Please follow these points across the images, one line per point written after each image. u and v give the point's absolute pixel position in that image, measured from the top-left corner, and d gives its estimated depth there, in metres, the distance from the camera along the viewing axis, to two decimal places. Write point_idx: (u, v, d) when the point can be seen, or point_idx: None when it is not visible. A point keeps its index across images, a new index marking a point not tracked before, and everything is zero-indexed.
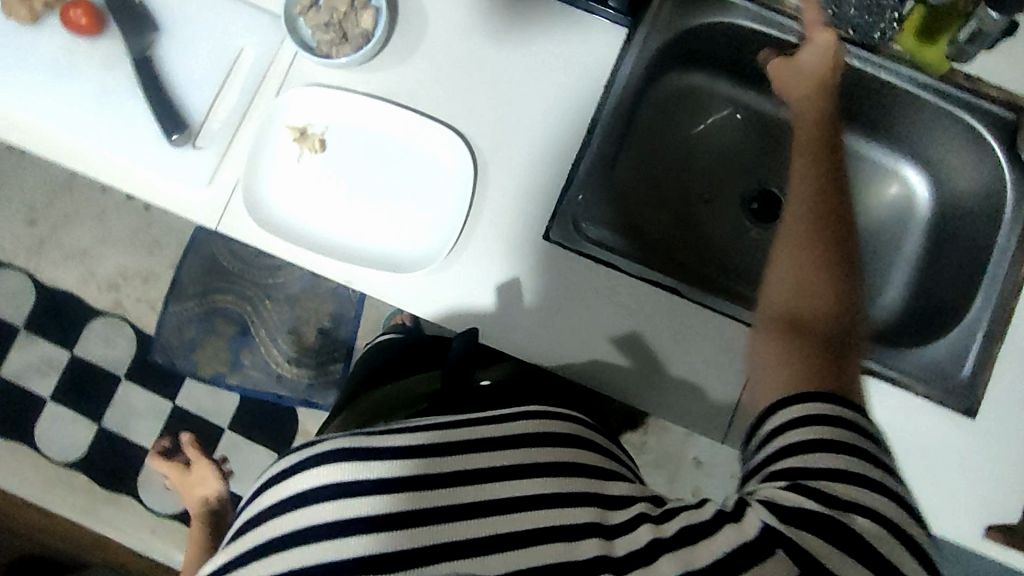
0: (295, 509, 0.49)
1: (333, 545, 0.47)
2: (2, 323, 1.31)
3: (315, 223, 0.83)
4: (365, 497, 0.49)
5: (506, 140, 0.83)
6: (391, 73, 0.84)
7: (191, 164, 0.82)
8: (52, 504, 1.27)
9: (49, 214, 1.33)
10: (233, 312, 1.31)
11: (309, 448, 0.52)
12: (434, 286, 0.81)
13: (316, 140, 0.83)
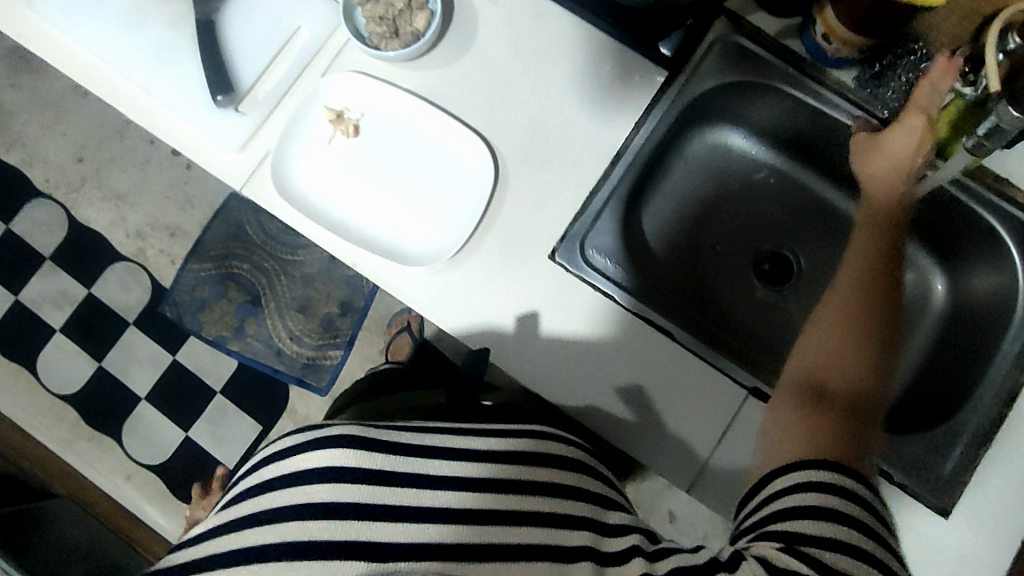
0: (296, 488, 0.50)
1: (329, 525, 0.48)
2: (32, 250, 1.35)
3: (319, 194, 0.71)
4: (368, 486, 0.50)
5: (548, 146, 0.70)
6: (442, 73, 0.71)
7: (221, 127, 0.70)
8: (38, 432, 1.30)
9: (96, 154, 1.37)
10: (248, 280, 1.32)
11: (315, 431, 0.53)
12: (420, 290, 0.70)
13: (350, 125, 0.70)
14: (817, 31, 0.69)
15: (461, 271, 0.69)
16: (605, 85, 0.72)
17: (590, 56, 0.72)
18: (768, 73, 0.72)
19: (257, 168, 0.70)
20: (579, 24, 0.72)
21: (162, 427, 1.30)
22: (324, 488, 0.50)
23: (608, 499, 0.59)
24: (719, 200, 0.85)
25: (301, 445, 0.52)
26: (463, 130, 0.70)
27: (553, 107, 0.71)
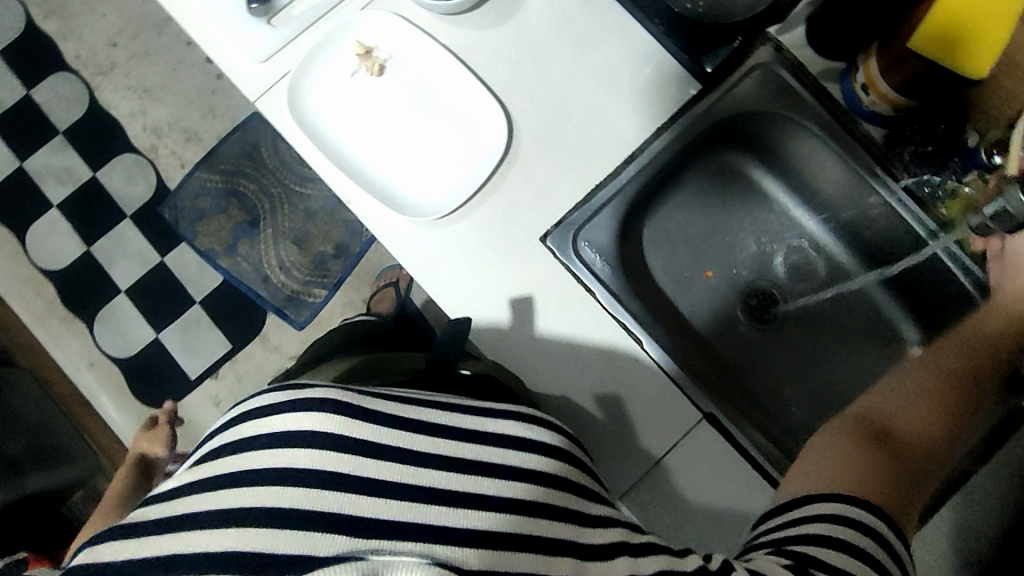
0: (280, 450, 0.51)
1: (310, 495, 0.49)
2: (46, 121, 1.34)
3: (333, 126, 0.70)
4: (350, 457, 0.51)
5: (566, 134, 0.70)
6: (479, 35, 0.70)
7: (250, 35, 0.69)
8: (14, 300, 1.30)
9: (130, 42, 1.35)
10: (251, 200, 1.31)
11: (297, 392, 0.53)
12: (406, 243, 0.70)
13: (377, 65, 0.70)
14: (857, 80, 0.69)
15: (453, 234, 0.70)
16: (640, 91, 0.71)
17: (632, 56, 0.70)
18: (799, 110, 0.72)
19: (276, 83, 0.70)
20: (630, 23, 0.70)
21: (134, 325, 1.31)
22: (303, 455, 0.51)
23: (584, 485, 0.61)
24: (726, 227, 0.84)
25: (278, 406, 0.53)
26: (484, 94, 0.69)
27: (582, 96, 0.70)
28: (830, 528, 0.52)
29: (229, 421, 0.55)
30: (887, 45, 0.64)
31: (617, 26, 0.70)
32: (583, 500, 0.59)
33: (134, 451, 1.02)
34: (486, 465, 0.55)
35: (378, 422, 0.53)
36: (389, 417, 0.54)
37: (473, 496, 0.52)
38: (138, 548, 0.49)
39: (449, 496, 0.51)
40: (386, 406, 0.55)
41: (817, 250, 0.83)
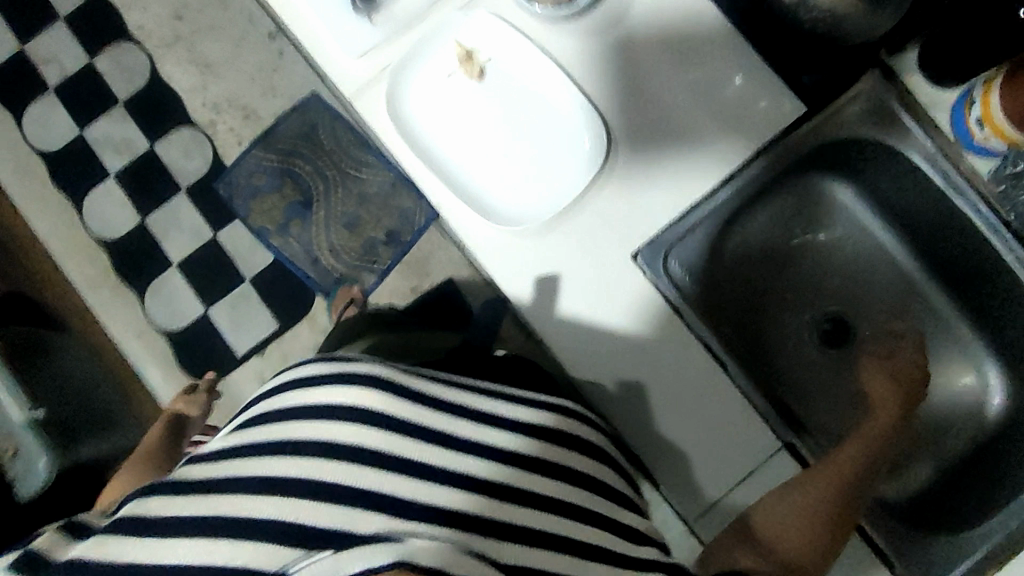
0: (318, 417, 0.54)
1: (343, 470, 0.51)
2: (109, 90, 1.35)
3: (432, 130, 0.73)
4: (381, 429, 0.54)
5: (659, 147, 0.69)
6: (580, 42, 0.70)
7: (350, 30, 0.71)
8: (71, 267, 1.33)
9: (196, 15, 1.36)
10: (306, 182, 1.31)
11: (349, 364, 0.57)
12: (498, 252, 0.71)
13: (477, 68, 0.71)
14: (972, 115, 0.67)
15: (540, 241, 0.71)
16: (739, 108, 0.69)
17: (733, 69, 0.68)
18: (901, 140, 0.71)
19: (373, 81, 0.72)
20: (738, 37, 0.68)
21: (185, 298, 1.32)
22: (340, 430, 0.53)
23: (609, 483, 0.64)
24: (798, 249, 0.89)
25: (327, 377, 0.56)
26: (583, 106, 0.69)
27: (680, 111, 0.69)
28: None
29: (280, 388, 0.59)
30: (1015, 78, 0.62)
31: (721, 39, 0.68)
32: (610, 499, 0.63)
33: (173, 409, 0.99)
34: (521, 457, 0.59)
35: (423, 409, 0.57)
36: (435, 400, 0.58)
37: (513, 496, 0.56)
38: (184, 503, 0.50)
39: (487, 494, 0.54)
40: (424, 384, 0.58)
41: (888, 270, 0.87)
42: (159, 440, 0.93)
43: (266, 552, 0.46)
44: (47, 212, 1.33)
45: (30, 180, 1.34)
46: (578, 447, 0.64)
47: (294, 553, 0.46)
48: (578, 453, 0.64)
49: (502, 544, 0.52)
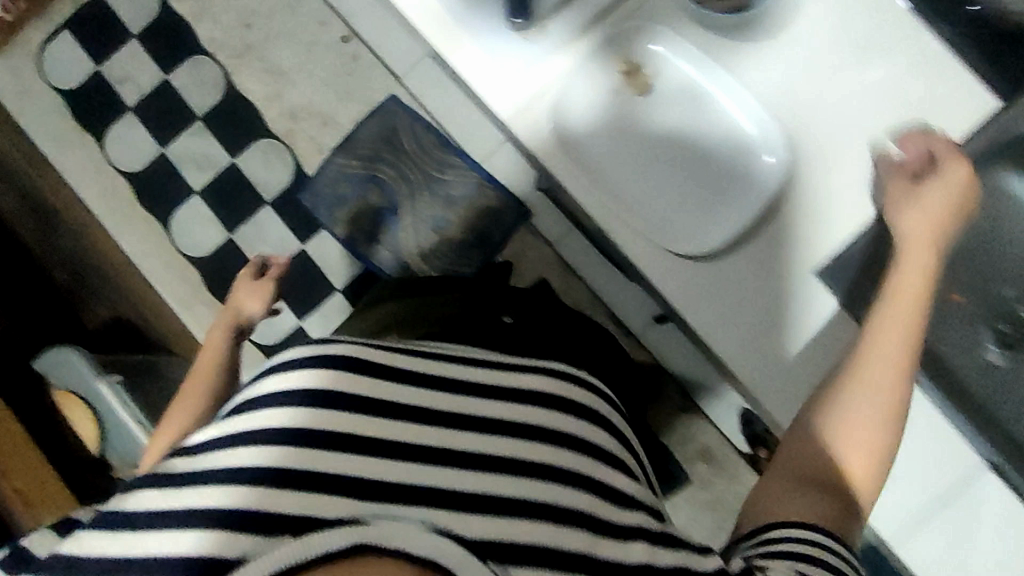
0: (253, 411, 0.50)
1: (261, 452, 0.47)
2: (185, 106, 1.34)
3: (596, 151, 0.72)
4: (312, 407, 0.49)
5: (829, 159, 0.70)
6: (746, 55, 0.72)
7: (511, 54, 0.73)
8: (161, 286, 1.32)
9: (265, 22, 1.33)
10: (391, 187, 1.29)
11: (292, 351, 0.54)
12: (666, 273, 0.72)
13: (643, 83, 0.71)
14: None
15: (716, 266, 0.72)
16: (923, 97, 0.70)
17: (897, 80, 0.70)
18: None
19: (529, 102, 0.73)
20: (907, 44, 0.70)
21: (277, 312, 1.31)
22: (275, 417, 0.49)
23: (620, 434, 0.60)
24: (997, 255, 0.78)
25: (270, 370, 0.53)
26: (767, 116, 0.69)
27: (860, 105, 0.70)
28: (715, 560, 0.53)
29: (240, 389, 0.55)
30: None
31: (881, 49, 0.70)
32: (626, 456, 0.59)
33: (245, 279, 0.84)
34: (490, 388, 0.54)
35: (391, 370, 0.52)
36: (375, 365, 0.52)
37: (475, 444, 0.51)
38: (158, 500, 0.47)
39: (428, 426, 0.51)
40: (400, 360, 0.53)
41: None
42: (247, 312, 0.82)
43: (223, 542, 0.44)
44: (134, 232, 1.33)
45: (114, 201, 1.33)
46: (573, 388, 0.58)
47: (256, 541, 0.44)
48: (591, 410, 0.58)
49: (463, 474, 0.49)
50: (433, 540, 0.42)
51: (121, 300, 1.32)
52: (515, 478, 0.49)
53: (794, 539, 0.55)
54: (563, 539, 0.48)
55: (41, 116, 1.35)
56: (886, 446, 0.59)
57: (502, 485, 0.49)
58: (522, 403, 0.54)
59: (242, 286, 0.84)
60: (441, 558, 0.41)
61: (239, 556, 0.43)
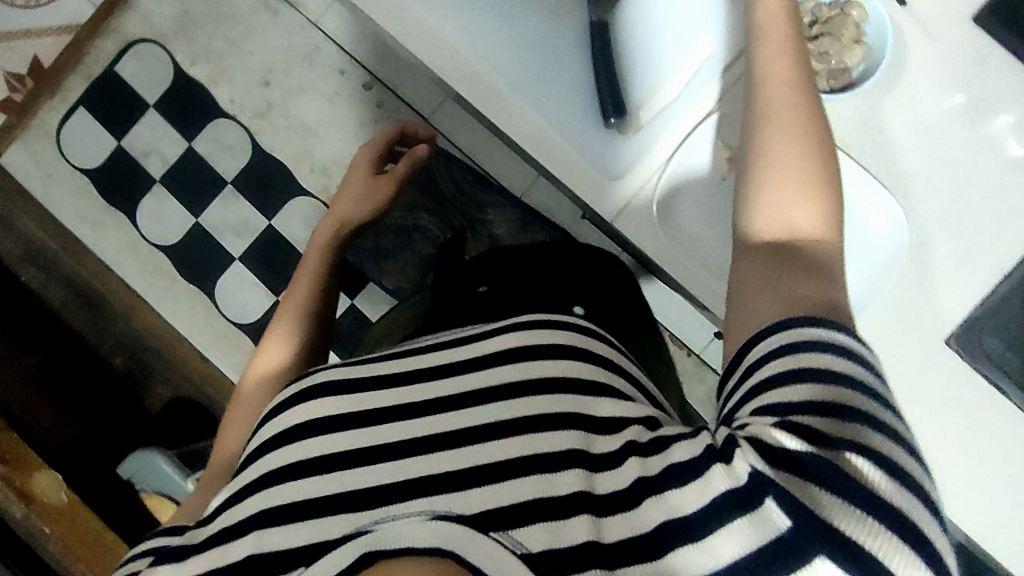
0: (285, 451, 0.53)
1: (294, 487, 0.50)
2: (214, 172, 1.32)
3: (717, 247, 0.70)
4: (340, 431, 0.53)
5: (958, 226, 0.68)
6: (856, 120, 0.68)
7: (602, 151, 0.70)
8: (215, 358, 1.30)
9: (283, 78, 1.30)
10: (433, 232, 1.26)
11: (302, 381, 0.58)
12: None
13: None
14: None
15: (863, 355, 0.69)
16: None
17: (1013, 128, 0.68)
18: None
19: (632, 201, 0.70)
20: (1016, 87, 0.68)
21: None
22: (318, 445, 0.52)
23: (604, 360, 0.61)
24: None
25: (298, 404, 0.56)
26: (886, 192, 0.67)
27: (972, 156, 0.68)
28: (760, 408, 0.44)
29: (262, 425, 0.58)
30: None
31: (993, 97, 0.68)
32: (613, 376, 0.60)
33: (355, 176, 0.85)
34: (452, 374, 0.57)
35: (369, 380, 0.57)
36: (370, 374, 0.57)
37: (456, 404, 0.54)
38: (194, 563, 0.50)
39: (415, 417, 0.53)
40: (367, 369, 0.58)
41: None
42: (349, 216, 0.81)
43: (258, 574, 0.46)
44: (180, 306, 1.31)
45: (156, 276, 1.31)
46: (551, 331, 0.60)
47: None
48: (561, 343, 0.59)
49: (449, 454, 0.50)
50: (427, 527, 0.43)
51: (176, 375, 1.31)
52: (497, 437, 0.51)
53: (779, 346, 0.46)
54: (559, 487, 0.47)
55: (68, 198, 1.33)
56: (812, 180, 0.55)
57: (490, 445, 0.50)
58: (501, 368, 0.57)
59: (351, 183, 0.84)
60: (444, 545, 0.42)
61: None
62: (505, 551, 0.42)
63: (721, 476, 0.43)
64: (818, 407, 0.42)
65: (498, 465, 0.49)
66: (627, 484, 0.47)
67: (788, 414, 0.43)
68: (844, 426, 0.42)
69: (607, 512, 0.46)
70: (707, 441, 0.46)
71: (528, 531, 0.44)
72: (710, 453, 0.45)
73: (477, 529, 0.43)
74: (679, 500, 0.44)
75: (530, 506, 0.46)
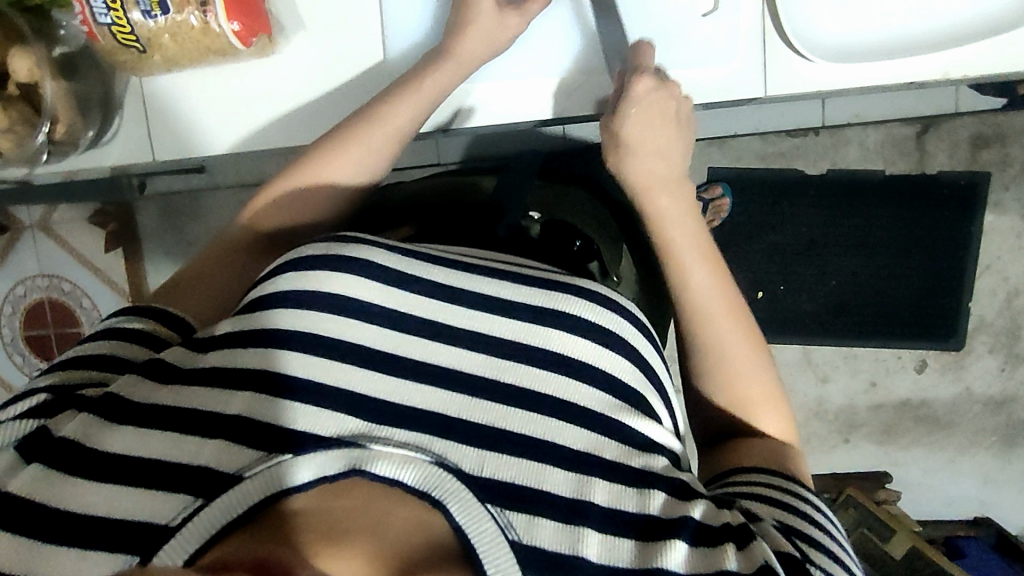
0: (319, 309, 0.49)
1: (335, 377, 0.47)
2: None
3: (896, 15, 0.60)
4: (390, 328, 0.50)
5: None
6: None
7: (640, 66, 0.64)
8: None
9: None
10: None
11: (362, 251, 0.52)
12: None
13: None
14: None
15: None
16: None
17: None
18: None
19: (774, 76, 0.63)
20: None
21: None
22: (359, 330, 0.49)
23: (652, 371, 0.54)
24: None
25: (344, 263, 0.51)
26: None
27: None
28: (766, 505, 0.48)
29: (270, 270, 0.52)
30: None
31: None
32: (651, 393, 0.53)
33: (425, 87, 0.62)
34: (545, 310, 0.52)
35: (451, 292, 0.52)
36: (455, 287, 0.52)
37: (518, 356, 0.50)
38: (150, 394, 0.47)
39: (463, 345, 0.50)
40: (465, 275, 0.53)
41: None
42: (402, 127, 0.62)
43: (222, 454, 0.44)
44: None
45: None
46: (623, 321, 0.53)
47: (251, 455, 0.43)
48: (630, 346, 0.53)
49: (515, 410, 0.47)
50: (423, 469, 0.42)
51: None
52: (527, 404, 0.48)
53: (765, 476, 0.52)
54: (556, 487, 0.45)
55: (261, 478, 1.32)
56: (767, 405, 0.58)
57: (492, 404, 0.47)
58: (585, 337, 0.51)
59: (414, 97, 0.62)
60: (428, 489, 0.42)
61: (236, 470, 0.43)
62: (496, 530, 0.41)
63: (732, 558, 0.43)
64: (797, 533, 0.47)
65: (503, 436, 0.46)
66: (636, 510, 0.45)
67: (788, 533, 0.46)
68: (822, 557, 0.46)
69: (606, 530, 0.44)
70: (726, 518, 0.45)
71: (536, 526, 0.43)
72: (726, 529, 0.44)
73: (474, 497, 0.42)
74: (687, 554, 0.44)
75: (517, 496, 0.44)
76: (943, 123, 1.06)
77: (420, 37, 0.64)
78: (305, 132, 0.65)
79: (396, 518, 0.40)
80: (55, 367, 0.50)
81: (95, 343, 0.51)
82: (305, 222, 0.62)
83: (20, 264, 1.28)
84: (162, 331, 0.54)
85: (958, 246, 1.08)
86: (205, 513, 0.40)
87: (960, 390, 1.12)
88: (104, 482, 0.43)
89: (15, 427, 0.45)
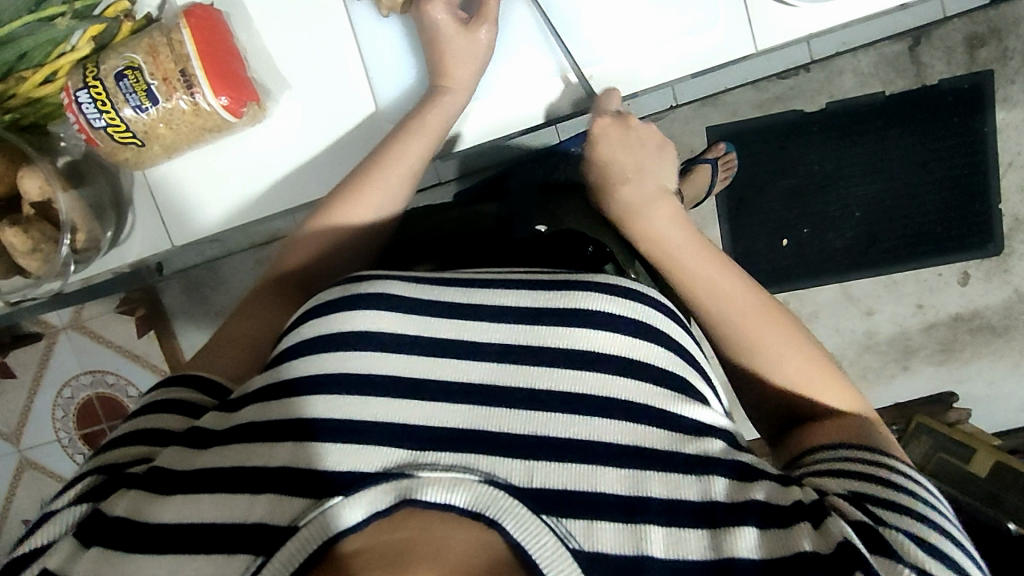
0: (354, 347, 0.49)
1: (380, 410, 0.46)
2: None
3: None
4: (425, 355, 0.49)
5: None
6: None
7: (619, 41, 0.65)
8: None
9: None
10: None
11: (381, 286, 0.52)
12: None
13: None
14: None
15: None
16: None
17: None
18: None
19: (757, 25, 0.62)
20: None
21: None
22: (392, 361, 0.49)
23: (690, 354, 0.53)
24: None
25: (365, 302, 0.51)
26: None
27: None
28: (826, 475, 0.47)
29: (293, 323, 0.53)
30: None
31: None
32: (694, 376, 0.52)
33: (429, 122, 0.63)
34: (567, 312, 0.51)
35: (463, 309, 0.52)
36: (479, 309, 0.52)
37: (550, 360, 0.49)
38: (197, 460, 0.46)
39: (490, 363, 0.49)
40: (488, 297, 0.53)
41: None
42: (412, 161, 0.63)
43: (277, 503, 0.42)
44: None
45: None
46: (645, 311, 0.52)
47: (304, 503, 0.42)
48: (659, 332, 0.52)
49: (560, 416, 0.46)
50: (473, 489, 0.42)
51: None
52: (572, 407, 0.47)
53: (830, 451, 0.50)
54: (608, 486, 0.44)
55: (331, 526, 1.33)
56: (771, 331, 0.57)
57: (531, 413, 0.47)
58: (608, 331, 0.50)
59: (420, 134, 0.63)
60: (484, 509, 0.41)
61: (291, 520, 0.41)
62: (556, 541, 0.40)
63: (809, 541, 0.41)
64: (874, 499, 0.44)
65: (540, 443, 0.45)
66: (698, 499, 0.44)
67: (860, 497, 0.45)
68: (909, 518, 0.43)
69: (673, 523, 0.43)
70: (795, 496, 0.45)
71: (596, 531, 0.42)
72: (798, 508, 0.44)
73: (527, 509, 0.41)
74: (758, 538, 0.42)
75: (569, 502, 0.43)
76: (933, 31, 1.03)
77: (403, 78, 0.66)
78: (313, 195, 0.66)
79: (457, 541, 0.38)
80: (104, 446, 0.49)
81: (134, 417, 0.50)
82: (321, 261, 0.62)
83: (62, 366, 1.30)
84: (196, 396, 0.52)
85: (976, 151, 1.05)
86: (269, 570, 0.39)
87: (1010, 293, 1.09)
88: (157, 554, 0.42)
89: (71, 512, 0.45)
